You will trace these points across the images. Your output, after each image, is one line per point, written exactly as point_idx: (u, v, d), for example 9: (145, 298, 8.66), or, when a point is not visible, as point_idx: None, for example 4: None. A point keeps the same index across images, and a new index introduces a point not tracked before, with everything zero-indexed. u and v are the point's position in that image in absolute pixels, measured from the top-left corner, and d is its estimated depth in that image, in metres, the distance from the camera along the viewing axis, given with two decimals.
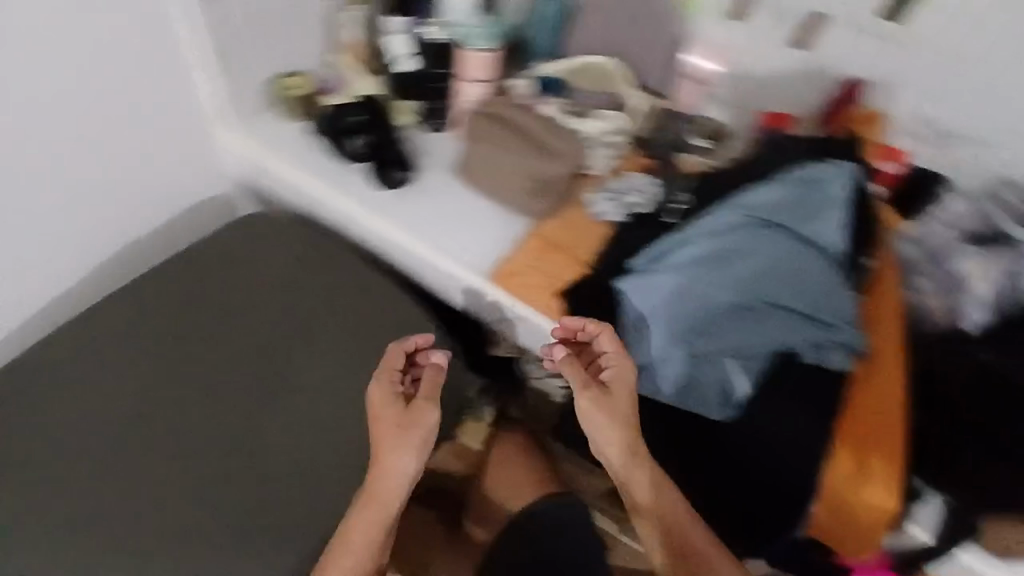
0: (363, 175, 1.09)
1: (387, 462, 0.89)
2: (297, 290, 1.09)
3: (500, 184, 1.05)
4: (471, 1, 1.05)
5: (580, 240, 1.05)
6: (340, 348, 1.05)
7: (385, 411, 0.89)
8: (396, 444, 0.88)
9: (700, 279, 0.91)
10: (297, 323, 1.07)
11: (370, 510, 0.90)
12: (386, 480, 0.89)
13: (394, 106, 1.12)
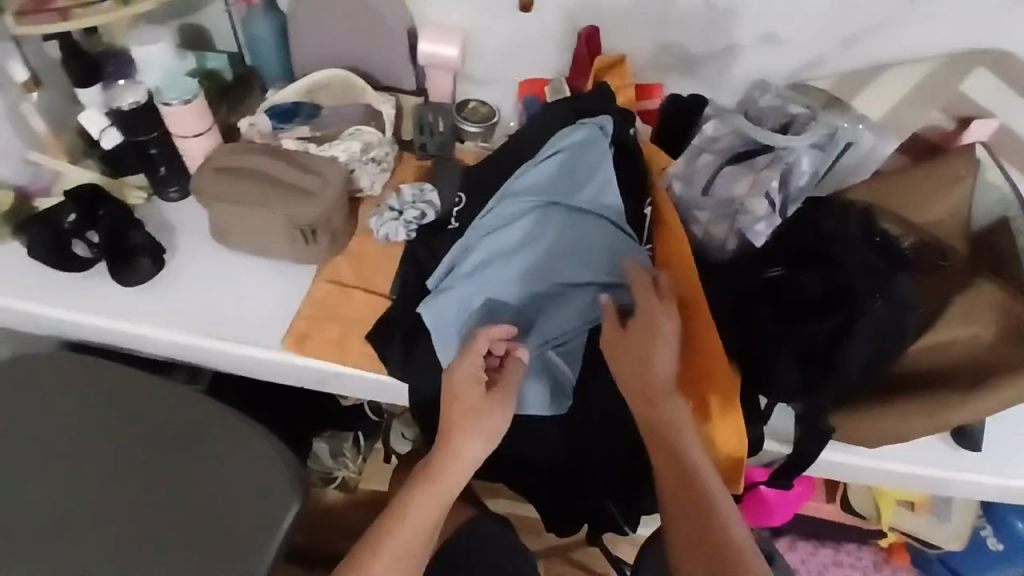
0: (107, 279, 0.97)
1: (450, 451, 0.78)
2: (89, 432, 0.96)
3: (264, 238, 0.95)
4: (160, 51, 0.94)
5: (372, 271, 0.98)
6: (162, 468, 0.95)
7: (468, 381, 0.79)
8: (480, 423, 0.78)
9: (491, 277, 0.89)
10: (104, 465, 0.94)
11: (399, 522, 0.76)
12: (453, 465, 0.77)
13: (119, 186, 1.01)
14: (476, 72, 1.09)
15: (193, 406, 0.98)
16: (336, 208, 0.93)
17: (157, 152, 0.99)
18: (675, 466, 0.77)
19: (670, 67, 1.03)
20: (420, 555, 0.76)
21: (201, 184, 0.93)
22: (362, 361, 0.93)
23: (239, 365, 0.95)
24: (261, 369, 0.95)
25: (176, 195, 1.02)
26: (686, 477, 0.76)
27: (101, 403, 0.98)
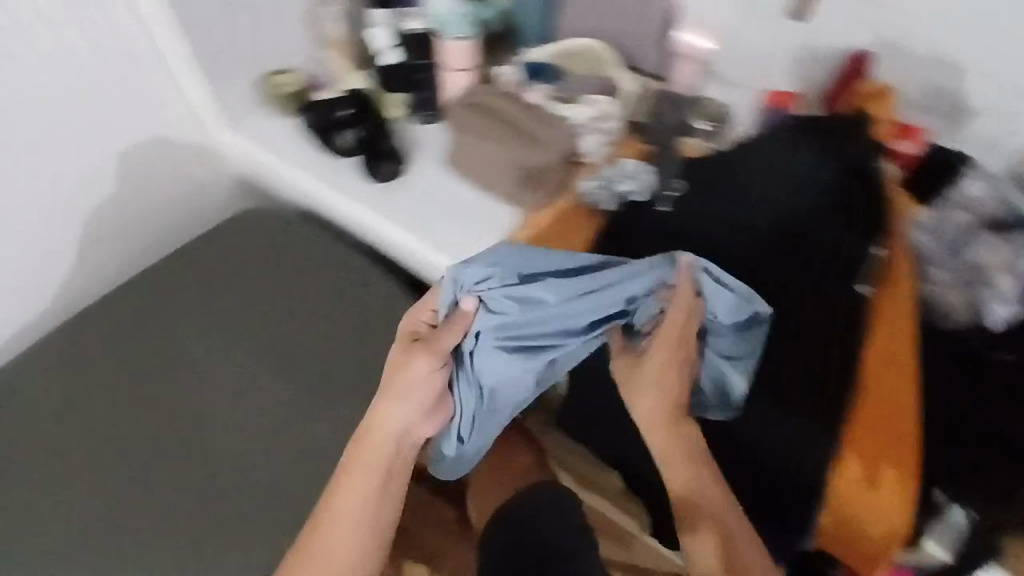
0: (354, 167, 1.07)
1: (377, 431, 0.83)
2: (299, 289, 1.12)
3: (490, 173, 1.00)
4: None
5: (569, 231, 0.95)
6: (341, 339, 1.08)
7: (401, 352, 0.82)
8: (399, 403, 0.81)
9: (524, 314, 0.80)
10: (301, 316, 1.10)
11: (327, 511, 0.82)
12: (375, 431, 0.83)
13: (384, 99, 1.08)
14: (727, 72, 1.05)
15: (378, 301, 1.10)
16: (556, 162, 0.96)
17: (424, 77, 1.05)
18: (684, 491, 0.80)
19: (944, 113, 0.93)
20: (383, 521, 0.84)
21: (450, 116, 1.00)
22: None
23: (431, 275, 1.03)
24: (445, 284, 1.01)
25: (423, 120, 1.08)
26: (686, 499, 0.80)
27: (313, 271, 1.13)
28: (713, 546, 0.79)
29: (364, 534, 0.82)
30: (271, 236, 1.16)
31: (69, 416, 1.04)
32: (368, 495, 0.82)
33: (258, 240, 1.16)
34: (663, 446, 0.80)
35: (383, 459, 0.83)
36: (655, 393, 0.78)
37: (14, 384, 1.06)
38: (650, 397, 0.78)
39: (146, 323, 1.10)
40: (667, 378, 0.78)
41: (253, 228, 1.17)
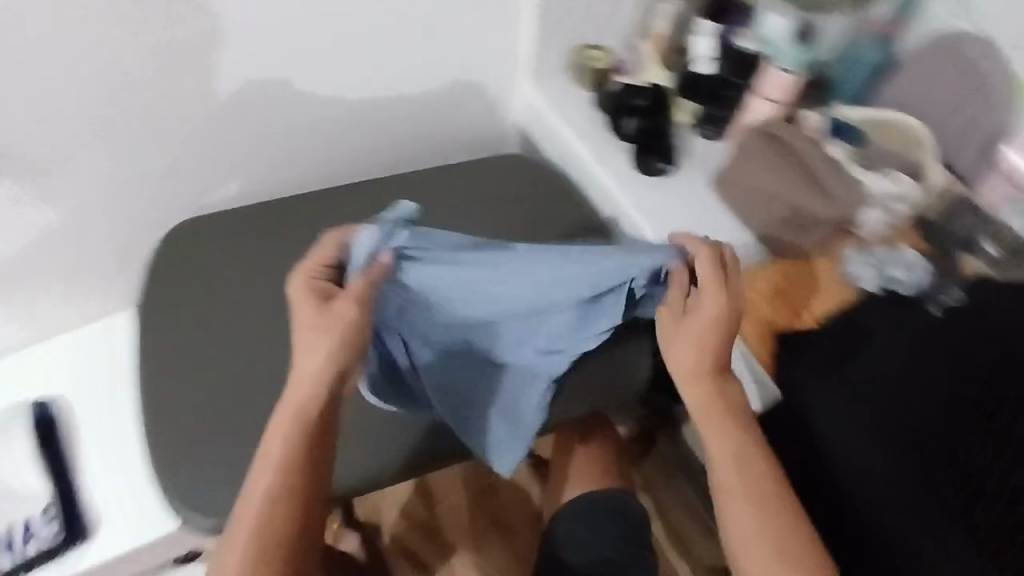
0: (626, 156, 1.04)
1: (298, 380, 0.72)
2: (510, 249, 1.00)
3: (758, 207, 0.95)
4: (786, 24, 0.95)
5: (816, 293, 0.91)
6: None
7: (313, 317, 0.71)
8: (325, 348, 0.70)
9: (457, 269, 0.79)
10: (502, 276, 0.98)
11: (268, 457, 0.71)
12: (305, 380, 0.71)
13: (678, 103, 1.05)
14: None
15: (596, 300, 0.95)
16: (835, 225, 0.91)
17: (728, 96, 1.01)
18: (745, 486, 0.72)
19: None
20: (302, 480, 0.72)
21: (745, 141, 0.96)
22: (758, 350, 0.88)
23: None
24: None
25: (704, 135, 1.06)
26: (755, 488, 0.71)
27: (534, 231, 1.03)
28: (754, 532, 0.70)
29: (288, 481, 0.71)
30: (507, 183, 1.06)
31: (222, 307, 0.92)
32: (305, 444, 0.72)
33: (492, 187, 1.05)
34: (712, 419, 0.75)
35: (314, 408, 0.72)
36: (693, 348, 0.74)
37: (199, 235, 0.96)
38: (689, 354, 0.75)
39: (344, 230, 0.99)
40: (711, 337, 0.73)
41: (492, 172, 1.07)
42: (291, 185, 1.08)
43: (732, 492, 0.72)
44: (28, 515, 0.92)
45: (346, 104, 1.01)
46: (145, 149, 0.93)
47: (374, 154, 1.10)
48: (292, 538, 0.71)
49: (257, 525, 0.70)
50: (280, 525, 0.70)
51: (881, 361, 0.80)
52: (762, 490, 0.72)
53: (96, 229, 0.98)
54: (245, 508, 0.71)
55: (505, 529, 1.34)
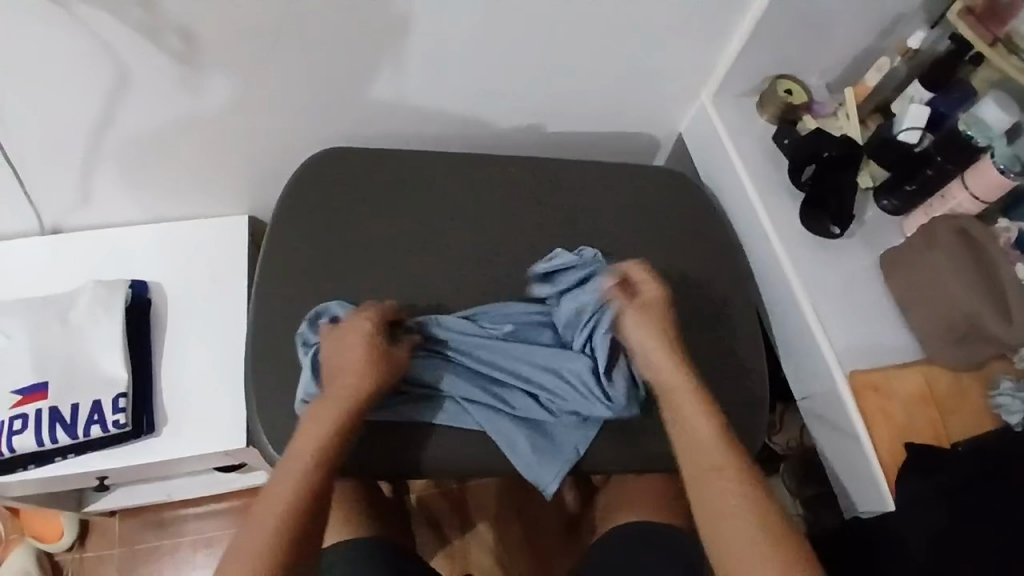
0: (791, 205, 0.98)
1: (340, 386, 0.77)
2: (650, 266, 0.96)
3: (925, 304, 0.88)
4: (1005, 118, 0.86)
5: (958, 413, 0.85)
6: None
7: (369, 340, 0.79)
8: (365, 367, 0.77)
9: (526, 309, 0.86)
10: None
11: (307, 440, 0.75)
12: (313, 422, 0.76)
13: (866, 165, 0.99)
14: None
15: (728, 342, 0.93)
16: (1001, 349, 0.84)
17: (925, 175, 0.92)
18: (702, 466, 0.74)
19: None
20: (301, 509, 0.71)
21: (936, 233, 0.88)
22: (888, 455, 0.82)
23: (794, 353, 0.95)
24: (803, 365, 0.93)
25: (884, 207, 0.98)
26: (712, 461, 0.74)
27: (676, 253, 0.97)
28: (722, 508, 0.71)
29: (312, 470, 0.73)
30: (659, 198, 1.00)
31: (361, 248, 0.90)
32: (333, 442, 0.74)
33: (646, 199, 0.99)
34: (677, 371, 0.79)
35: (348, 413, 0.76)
36: (660, 342, 0.80)
37: (354, 167, 0.94)
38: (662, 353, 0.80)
39: (494, 199, 0.95)
40: (653, 329, 0.81)
41: (648, 181, 1.01)
42: (438, 132, 1.02)
43: (696, 439, 0.76)
44: (96, 400, 0.86)
45: (531, 78, 0.95)
46: (309, 61, 0.85)
47: (530, 123, 1.03)
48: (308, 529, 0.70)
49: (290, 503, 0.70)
50: (298, 515, 0.70)
51: (1009, 501, 0.75)
52: (722, 446, 0.75)
53: (230, 126, 0.91)
54: (274, 492, 0.71)
55: (529, 524, 1.30)
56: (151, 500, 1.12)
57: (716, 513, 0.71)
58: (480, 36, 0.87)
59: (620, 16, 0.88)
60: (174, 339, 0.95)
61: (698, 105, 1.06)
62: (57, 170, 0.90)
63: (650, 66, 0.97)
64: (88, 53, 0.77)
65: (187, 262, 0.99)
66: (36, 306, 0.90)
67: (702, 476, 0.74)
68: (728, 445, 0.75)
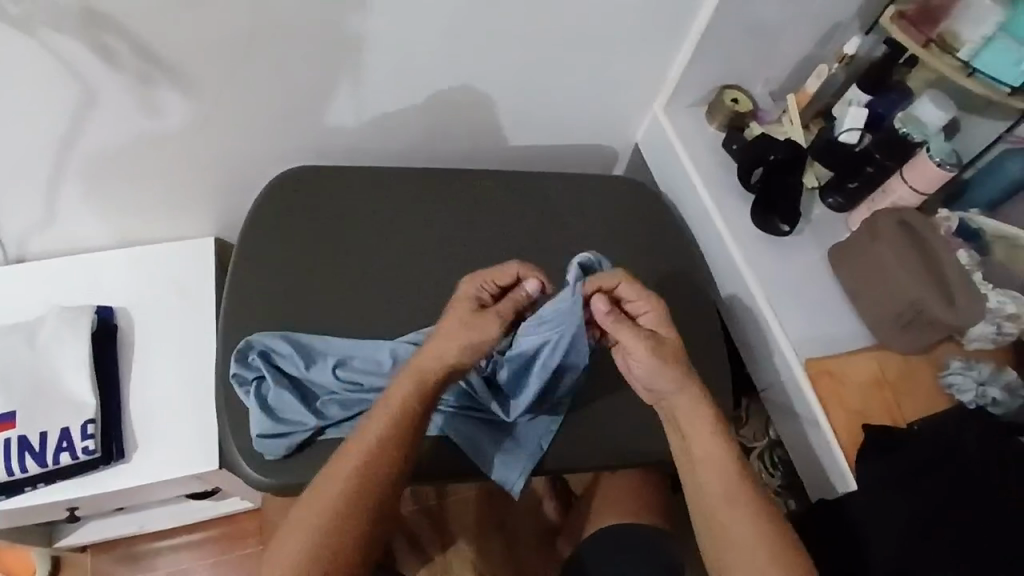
0: (744, 206, 1.02)
1: (430, 353, 0.74)
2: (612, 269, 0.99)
3: (873, 292, 0.92)
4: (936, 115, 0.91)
5: (912, 395, 0.88)
6: None
7: (468, 314, 0.75)
8: (464, 340, 0.74)
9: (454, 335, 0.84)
10: None
11: (360, 444, 0.73)
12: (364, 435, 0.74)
13: (811, 166, 1.04)
14: None
15: (690, 339, 0.96)
16: (948, 332, 0.88)
17: (867, 172, 0.97)
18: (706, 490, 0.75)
19: None
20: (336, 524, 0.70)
21: (879, 225, 0.92)
22: (846, 437, 0.85)
23: (755, 348, 0.98)
24: (762, 358, 0.96)
25: (830, 204, 1.02)
26: (718, 483, 0.74)
27: (637, 257, 1.01)
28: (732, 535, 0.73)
29: (380, 447, 0.73)
30: (617, 204, 1.04)
31: (328, 264, 0.92)
32: (416, 407, 0.74)
33: (606, 206, 1.03)
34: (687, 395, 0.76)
35: (436, 376, 0.74)
36: (664, 360, 0.75)
37: (319, 186, 0.96)
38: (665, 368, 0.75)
39: (458, 211, 0.98)
40: (651, 357, 0.75)
41: (606, 189, 1.05)
42: (402, 149, 1.04)
43: (699, 460, 0.76)
44: (65, 427, 0.86)
45: (489, 94, 0.99)
46: (271, 82, 0.87)
47: (491, 138, 1.07)
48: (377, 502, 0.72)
49: (361, 470, 0.72)
50: (342, 518, 0.71)
51: (964, 475, 0.78)
52: (730, 458, 0.75)
53: (194, 150, 0.93)
54: (344, 456, 0.73)
55: (509, 538, 1.30)
56: (124, 532, 1.10)
57: (719, 521, 0.73)
58: (437, 56, 0.90)
59: (570, 32, 0.92)
60: (143, 363, 0.95)
61: (652, 114, 1.10)
62: (21, 198, 0.90)
63: (602, 79, 1.02)
64: (49, 78, 0.78)
65: (155, 287, 1.00)
66: (1, 335, 0.90)
67: (705, 503, 0.75)
68: (732, 458, 0.75)
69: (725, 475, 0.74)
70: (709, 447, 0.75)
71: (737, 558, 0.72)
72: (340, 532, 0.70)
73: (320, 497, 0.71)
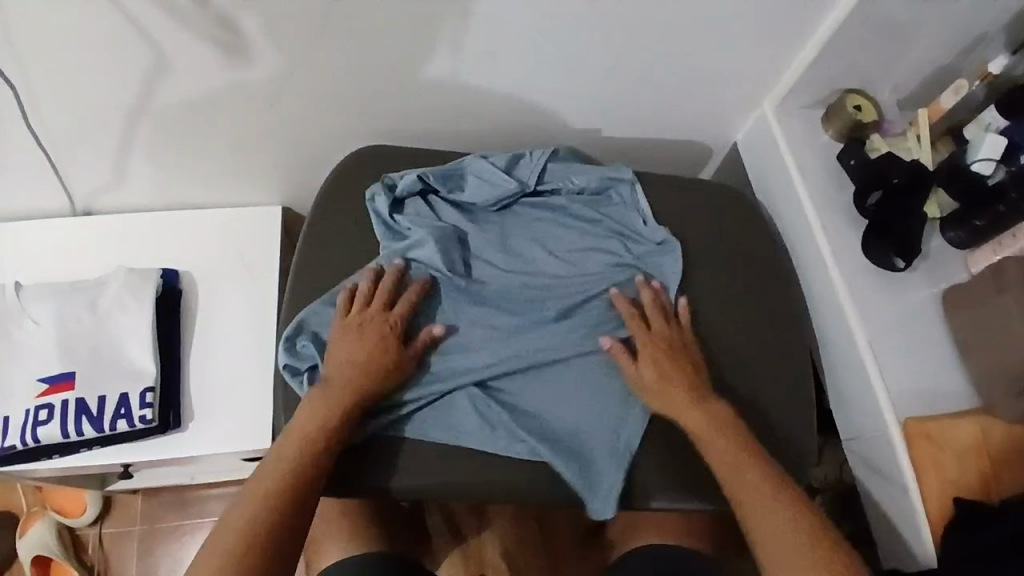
0: (851, 230, 0.93)
1: (339, 366, 0.77)
2: (700, 280, 0.91)
3: (988, 350, 0.83)
4: None
5: (1015, 469, 0.81)
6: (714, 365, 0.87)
7: (364, 318, 0.80)
8: (364, 339, 0.78)
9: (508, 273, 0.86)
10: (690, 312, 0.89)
11: (294, 435, 0.74)
12: (288, 440, 0.74)
13: (935, 192, 0.93)
14: None
15: (781, 372, 0.88)
16: None
17: (998, 211, 0.85)
18: (748, 494, 0.73)
19: None
20: (259, 518, 0.69)
21: (1006, 274, 0.82)
22: (933, 505, 0.79)
23: (844, 388, 0.91)
24: (852, 401, 0.89)
25: (949, 239, 0.93)
26: (748, 477, 0.74)
27: (730, 275, 0.92)
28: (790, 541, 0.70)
29: (303, 445, 0.73)
30: (711, 212, 0.95)
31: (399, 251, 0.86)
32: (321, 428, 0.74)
33: (700, 213, 0.95)
34: (659, 382, 0.80)
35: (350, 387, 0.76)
36: (648, 353, 0.81)
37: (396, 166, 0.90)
38: (649, 371, 0.80)
39: (542, 206, 0.91)
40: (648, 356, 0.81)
41: (702, 195, 0.96)
42: (483, 131, 0.97)
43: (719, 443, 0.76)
44: (123, 393, 0.85)
45: (585, 81, 0.91)
46: (352, 54, 0.81)
47: (580, 124, 0.99)
48: (291, 502, 0.70)
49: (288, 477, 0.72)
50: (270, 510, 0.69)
51: None
52: (740, 447, 0.76)
53: (267, 115, 0.87)
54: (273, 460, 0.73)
55: (548, 529, 1.28)
56: (174, 482, 1.11)
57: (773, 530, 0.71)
58: (534, 39, 0.82)
59: (682, 22, 0.83)
60: (204, 329, 0.93)
61: (758, 114, 1.00)
62: (87, 151, 0.87)
63: (710, 73, 0.92)
64: (120, 36, 0.73)
65: (220, 250, 0.97)
66: (66, 293, 0.89)
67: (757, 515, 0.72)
68: (741, 441, 0.77)
69: (751, 467, 0.75)
70: (718, 434, 0.77)
71: (776, 536, 0.70)
72: (266, 526, 0.69)
73: (246, 497, 0.70)
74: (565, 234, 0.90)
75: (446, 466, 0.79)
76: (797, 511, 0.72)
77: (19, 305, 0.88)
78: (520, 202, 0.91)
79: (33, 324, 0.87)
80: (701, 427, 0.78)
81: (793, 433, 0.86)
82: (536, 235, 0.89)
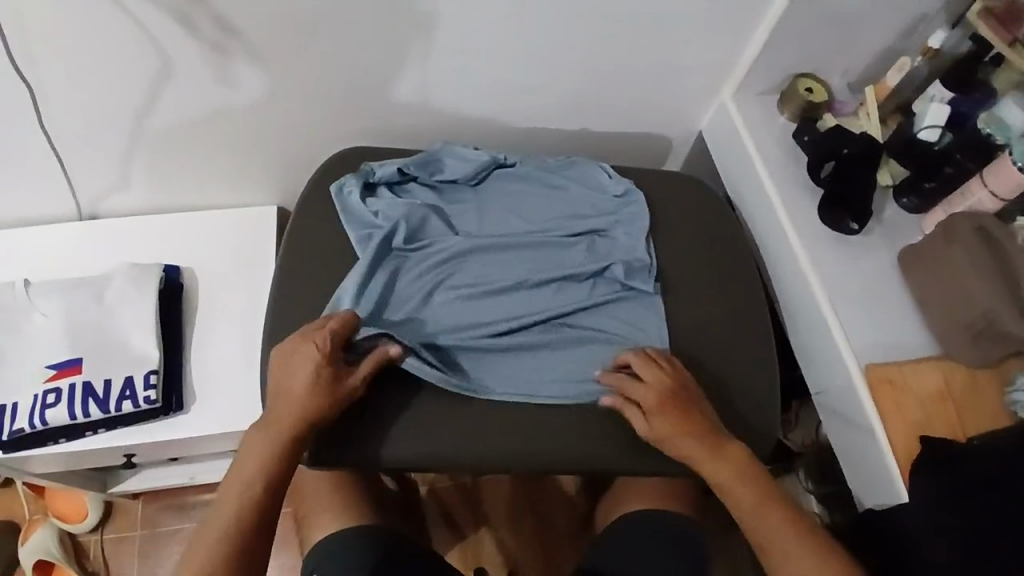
0: (809, 201, 0.99)
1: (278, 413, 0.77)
2: (666, 250, 0.97)
3: (943, 300, 0.88)
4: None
5: (974, 409, 0.85)
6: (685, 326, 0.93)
7: (301, 367, 0.78)
8: (303, 390, 0.77)
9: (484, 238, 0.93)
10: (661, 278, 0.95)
11: (235, 486, 0.75)
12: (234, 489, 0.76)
13: (886, 163, 1.00)
14: None
15: (750, 334, 0.94)
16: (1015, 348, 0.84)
17: (946, 172, 0.93)
18: (765, 526, 0.77)
19: None
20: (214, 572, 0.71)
21: (954, 230, 0.88)
22: (900, 446, 0.83)
23: (812, 349, 0.96)
24: (819, 360, 0.94)
25: (903, 205, 0.99)
26: (760, 512, 0.77)
27: (694, 247, 0.98)
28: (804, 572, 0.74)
29: (244, 505, 0.74)
30: (677, 192, 1.02)
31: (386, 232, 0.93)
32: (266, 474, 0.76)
33: (666, 195, 1.02)
34: (675, 438, 0.80)
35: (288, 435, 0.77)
36: (656, 404, 0.81)
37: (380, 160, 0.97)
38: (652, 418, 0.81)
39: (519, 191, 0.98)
40: (658, 402, 0.81)
41: (666, 180, 1.03)
42: (463, 128, 1.04)
43: (734, 480, 0.79)
44: (128, 376, 0.89)
45: (556, 77, 0.98)
46: (339, 55, 0.88)
47: (554, 119, 1.06)
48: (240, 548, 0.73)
49: (244, 507, 0.74)
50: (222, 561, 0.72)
51: None
52: (752, 479, 0.79)
53: (261, 116, 0.94)
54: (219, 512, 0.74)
55: (542, 521, 1.30)
56: (175, 481, 1.14)
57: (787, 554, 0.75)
58: (507, 37, 0.90)
59: (642, 17, 0.90)
60: (203, 320, 0.98)
61: (719, 103, 1.08)
62: (95, 154, 0.94)
63: (671, 65, 1.00)
64: (127, 41, 0.80)
65: (217, 246, 1.03)
66: (73, 287, 0.94)
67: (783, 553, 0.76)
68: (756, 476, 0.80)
69: (766, 502, 0.78)
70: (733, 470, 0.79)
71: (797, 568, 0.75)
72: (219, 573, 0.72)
73: (199, 552, 0.73)
74: (535, 205, 0.97)
75: (430, 428, 0.83)
76: (802, 539, 0.76)
77: (28, 300, 0.92)
78: (492, 175, 0.99)
79: (40, 316, 0.92)
80: (716, 469, 0.80)
81: (763, 392, 0.91)
82: (508, 206, 0.97)
